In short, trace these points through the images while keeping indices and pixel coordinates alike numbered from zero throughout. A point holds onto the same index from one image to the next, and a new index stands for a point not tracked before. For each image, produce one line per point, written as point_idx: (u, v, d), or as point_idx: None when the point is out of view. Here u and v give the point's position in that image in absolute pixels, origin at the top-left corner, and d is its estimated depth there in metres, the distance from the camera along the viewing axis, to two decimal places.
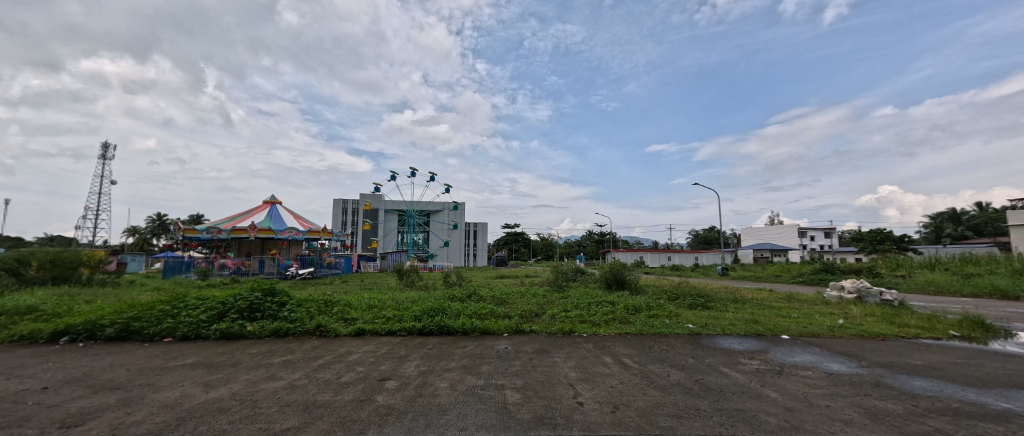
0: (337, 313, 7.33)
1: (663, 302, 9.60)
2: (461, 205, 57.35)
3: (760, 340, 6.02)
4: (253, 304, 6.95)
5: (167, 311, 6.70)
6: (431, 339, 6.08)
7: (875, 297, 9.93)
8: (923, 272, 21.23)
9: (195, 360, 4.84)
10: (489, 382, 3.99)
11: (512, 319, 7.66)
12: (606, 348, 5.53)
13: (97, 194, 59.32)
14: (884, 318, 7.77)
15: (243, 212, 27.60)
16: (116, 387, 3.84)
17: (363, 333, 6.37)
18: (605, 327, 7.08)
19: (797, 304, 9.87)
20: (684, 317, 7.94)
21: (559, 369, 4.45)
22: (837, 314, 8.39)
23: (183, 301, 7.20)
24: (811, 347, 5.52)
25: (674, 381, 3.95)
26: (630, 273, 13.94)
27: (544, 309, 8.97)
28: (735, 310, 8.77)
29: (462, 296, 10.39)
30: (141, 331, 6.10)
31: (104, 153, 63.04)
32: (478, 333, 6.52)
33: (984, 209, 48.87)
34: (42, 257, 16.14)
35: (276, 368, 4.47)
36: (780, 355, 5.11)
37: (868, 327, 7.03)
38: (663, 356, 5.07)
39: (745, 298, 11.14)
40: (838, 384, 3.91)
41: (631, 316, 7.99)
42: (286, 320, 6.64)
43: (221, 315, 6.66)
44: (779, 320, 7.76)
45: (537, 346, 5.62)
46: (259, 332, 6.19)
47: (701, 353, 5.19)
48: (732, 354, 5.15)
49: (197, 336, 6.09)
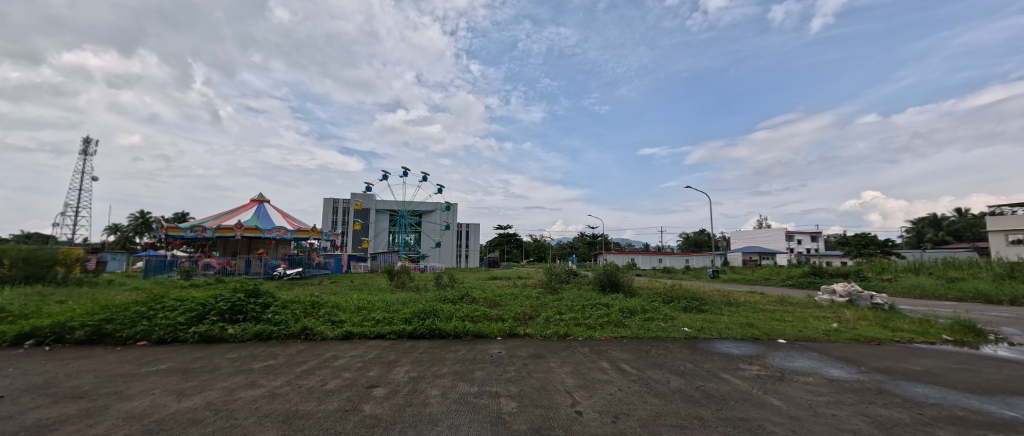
0: (324, 315, 7.05)
1: (658, 304, 9.53)
2: (454, 206, 56.99)
3: (757, 345, 5.93)
4: (235, 305, 6.66)
5: (143, 312, 6.37)
6: (422, 343, 5.88)
7: (866, 301, 9.98)
8: (909, 277, 21.64)
9: (170, 365, 4.56)
10: (482, 389, 3.81)
11: (506, 322, 7.49)
12: (602, 352, 5.39)
13: (78, 191, 57.70)
14: (878, 321, 7.79)
15: (229, 210, 26.93)
16: (80, 396, 3.56)
17: (351, 337, 6.13)
18: (601, 330, 6.96)
19: (790, 307, 9.88)
20: (680, 320, 7.86)
21: (556, 375, 4.30)
22: (831, 318, 8.38)
23: (160, 303, 6.86)
24: (809, 352, 5.46)
25: (674, 389, 3.81)
26: (624, 275, 13.85)
27: (538, 311, 8.81)
28: (730, 314, 8.72)
29: (454, 298, 10.18)
30: (113, 334, 5.77)
31: (86, 149, 61.26)
32: (471, 337, 6.33)
33: (964, 215, 50.18)
34: (15, 255, 15.51)
35: (256, 375, 4.22)
36: (779, 360, 5.01)
37: (863, 331, 7.01)
38: (661, 361, 4.93)
39: (739, 301, 11.14)
40: (840, 391, 3.82)
41: (626, 319, 7.89)
42: (269, 323, 6.36)
43: (200, 318, 6.36)
44: (775, 324, 7.71)
45: (531, 351, 5.46)
46: (241, 335, 5.92)
47: (700, 358, 5.07)
48: (731, 359, 5.04)
49: (174, 339, 5.79)
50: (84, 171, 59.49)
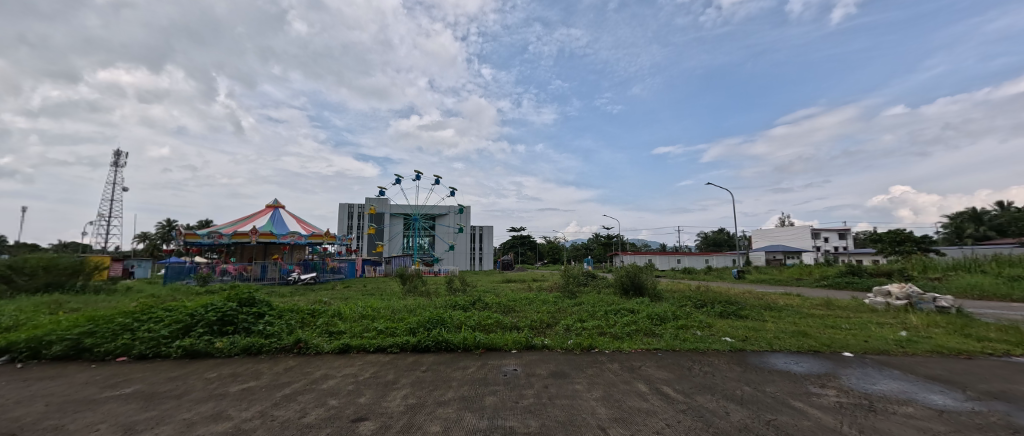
0: (321, 326, 6.43)
1: (689, 309, 8.59)
2: (467, 208, 56.55)
3: (820, 360, 5.00)
4: (225, 316, 6.08)
5: (127, 324, 5.84)
6: (427, 358, 5.17)
7: (929, 304, 8.83)
8: (958, 276, 19.82)
9: (138, 389, 3.98)
10: (493, 424, 3.06)
11: (520, 331, 6.74)
12: (635, 369, 4.57)
13: (109, 201, 59.90)
14: (955, 330, 6.70)
15: (245, 217, 27.02)
16: (11, 432, 2.96)
17: (348, 350, 5.48)
18: (629, 341, 6.11)
19: (841, 312, 8.75)
20: (719, 328, 6.92)
21: (583, 402, 3.52)
22: (895, 324, 7.30)
23: (148, 313, 6.34)
24: (889, 370, 4.54)
25: (739, 425, 2.98)
26: (648, 278, 12.87)
27: (557, 319, 7.99)
28: (775, 320, 7.71)
29: (465, 304, 9.46)
30: (92, 350, 5.25)
31: (115, 160, 63.40)
32: (482, 350, 5.58)
33: (1007, 208, 46.89)
34: (36, 263, 15.58)
35: (227, 402, 3.57)
36: (857, 382, 4.11)
37: (943, 341, 5.98)
38: (710, 382, 4.08)
39: (779, 305, 10.06)
40: (962, 429, 2.94)
41: (657, 327, 7.00)
42: (260, 335, 5.77)
43: (187, 330, 5.79)
44: (832, 332, 6.73)
45: (552, 368, 4.66)
46: (228, 349, 5.32)
47: (757, 378, 4.19)
48: (796, 379, 4.16)
49: (155, 355, 5.23)
50: (114, 181, 61.54)
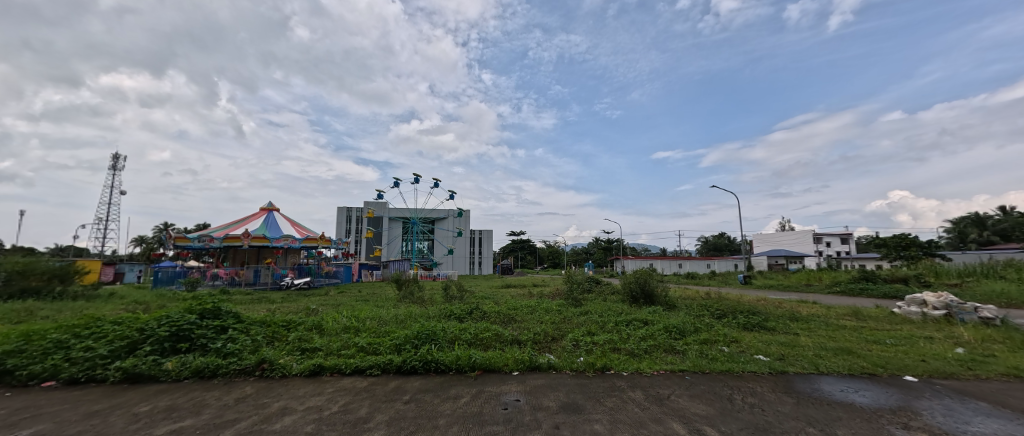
0: (292, 342, 5.58)
1: (708, 321, 7.74)
2: (467, 212, 55.94)
3: (884, 387, 4.15)
4: (180, 331, 5.22)
5: (64, 341, 4.98)
6: (412, 384, 4.33)
7: (970, 314, 8.03)
8: (977, 282, 18.96)
9: (38, 431, 3.12)
10: None
11: (521, 347, 5.93)
12: (663, 401, 3.74)
13: (107, 203, 59.12)
14: (1019, 347, 5.87)
15: (237, 220, 26.20)
16: None
17: (320, 373, 4.64)
18: (647, 360, 5.28)
19: (874, 324, 7.91)
20: (749, 344, 6.06)
21: None
22: (944, 339, 6.49)
23: (93, 327, 5.48)
24: (974, 403, 3.73)
25: None
26: (658, 284, 12.00)
27: (562, 331, 7.16)
28: (808, 333, 6.89)
29: (461, 313, 8.62)
30: (13, 373, 4.39)
31: (115, 163, 62.99)
32: (478, 372, 4.74)
33: (1012, 212, 46.01)
34: (11, 267, 14.74)
35: None
36: (946, 421, 3.27)
37: (1012, 362, 5.16)
38: (763, 422, 3.23)
39: (805, 315, 9.16)
40: None
41: (676, 342, 6.18)
42: (218, 354, 4.92)
43: (134, 347, 4.95)
44: (877, 349, 5.90)
45: (562, 399, 3.82)
46: (177, 372, 4.49)
47: (819, 416, 3.35)
48: (869, 416, 3.33)
49: (89, 379, 4.39)
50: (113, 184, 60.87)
